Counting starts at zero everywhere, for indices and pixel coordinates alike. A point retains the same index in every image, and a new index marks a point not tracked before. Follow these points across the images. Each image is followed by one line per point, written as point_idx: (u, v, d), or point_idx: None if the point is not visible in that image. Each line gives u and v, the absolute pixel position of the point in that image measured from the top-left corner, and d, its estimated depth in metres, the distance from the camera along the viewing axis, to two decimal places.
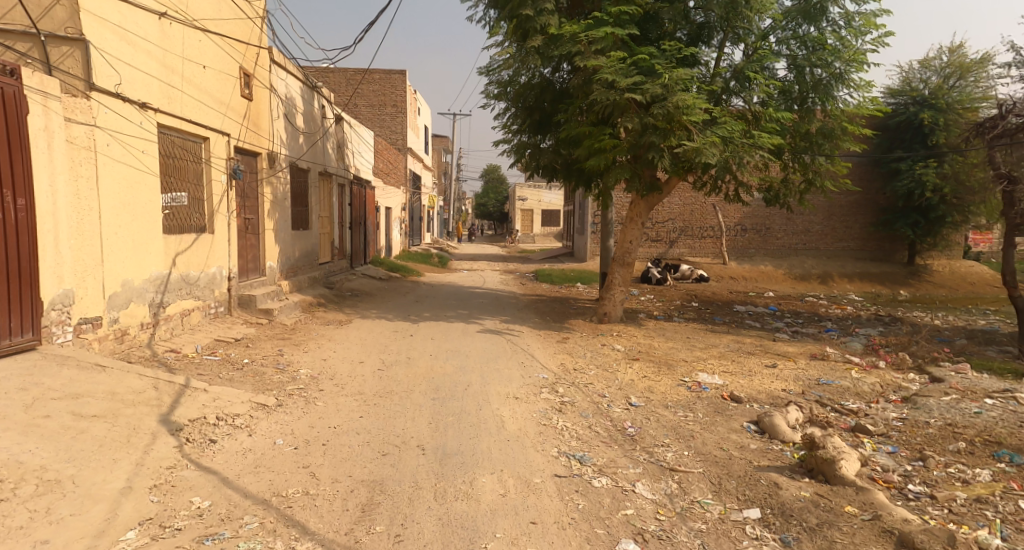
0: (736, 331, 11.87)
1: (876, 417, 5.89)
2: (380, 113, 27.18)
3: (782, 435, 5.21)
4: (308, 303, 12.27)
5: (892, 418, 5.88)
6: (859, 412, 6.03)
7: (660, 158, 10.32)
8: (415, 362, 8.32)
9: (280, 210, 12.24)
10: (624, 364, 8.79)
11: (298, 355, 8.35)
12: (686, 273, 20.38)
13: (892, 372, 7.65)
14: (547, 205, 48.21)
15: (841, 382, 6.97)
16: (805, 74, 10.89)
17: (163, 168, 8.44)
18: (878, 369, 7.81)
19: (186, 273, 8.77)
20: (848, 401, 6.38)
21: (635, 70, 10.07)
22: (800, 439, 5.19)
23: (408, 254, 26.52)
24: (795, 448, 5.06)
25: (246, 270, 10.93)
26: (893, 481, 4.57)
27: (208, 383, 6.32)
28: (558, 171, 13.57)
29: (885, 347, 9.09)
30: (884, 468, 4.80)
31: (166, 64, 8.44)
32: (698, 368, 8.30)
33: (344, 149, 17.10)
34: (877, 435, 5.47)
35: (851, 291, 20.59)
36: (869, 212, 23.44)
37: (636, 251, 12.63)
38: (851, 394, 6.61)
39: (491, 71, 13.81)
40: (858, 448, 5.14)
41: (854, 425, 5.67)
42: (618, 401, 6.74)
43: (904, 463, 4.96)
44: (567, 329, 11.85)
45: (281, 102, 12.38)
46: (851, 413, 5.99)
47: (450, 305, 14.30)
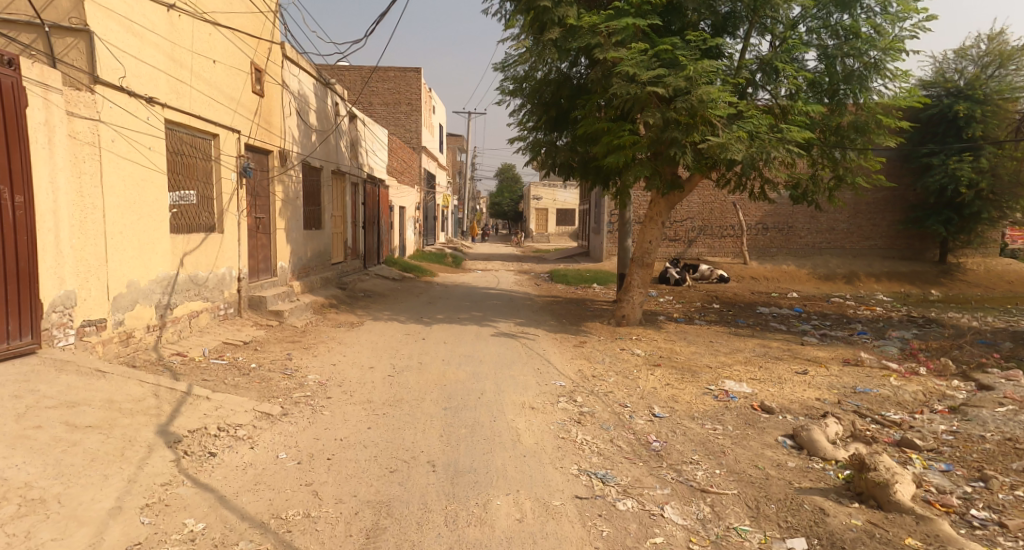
0: (760, 334, 11.47)
1: (923, 430, 5.54)
2: (395, 112, 27.02)
3: (822, 452, 4.90)
4: (320, 305, 12.02)
5: (941, 432, 5.52)
6: (902, 424, 5.70)
7: (682, 154, 10.13)
8: (426, 368, 8.02)
9: (292, 210, 12.01)
10: (645, 370, 8.44)
11: (308, 360, 8.08)
12: (706, 273, 20.00)
13: (934, 379, 7.33)
14: (563, 204, 47.86)
15: (880, 390, 6.74)
16: (838, 64, 10.58)
17: (170, 166, 8.16)
18: (919, 376, 7.52)
19: (194, 273, 8.45)
20: (889, 412, 6.11)
21: (657, 61, 9.83)
22: (842, 457, 4.88)
23: (422, 254, 26.33)
24: (838, 468, 4.75)
25: (257, 271, 10.68)
26: (953, 506, 4.21)
27: (212, 390, 6.05)
28: (574, 169, 13.26)
29: (925, 352, 8.71)
30: (940, 490, 4.43)
31: (174, 58, 8.16)
32: (723, 377, 7.95)
33: (358, 148, 16.87)
34: (926, 451, 5.09)
35: (879, 291, 20.04)
36: (896, 210, 22.75)
37: (655, 251, 12.24)
38: (892, 403, 6.38)
39: (506, 66, 13.52)
40: (907, 466, 4.78)
41: (900, 439, 5.31)
42: (640, 412, 6.39)
43: (962, 483, 4.57)
44: (584, 333, 11.50)
45: (294, 98, 12.16)
46: (893, 425, 5.68)
47: (464, 307, 14.00)
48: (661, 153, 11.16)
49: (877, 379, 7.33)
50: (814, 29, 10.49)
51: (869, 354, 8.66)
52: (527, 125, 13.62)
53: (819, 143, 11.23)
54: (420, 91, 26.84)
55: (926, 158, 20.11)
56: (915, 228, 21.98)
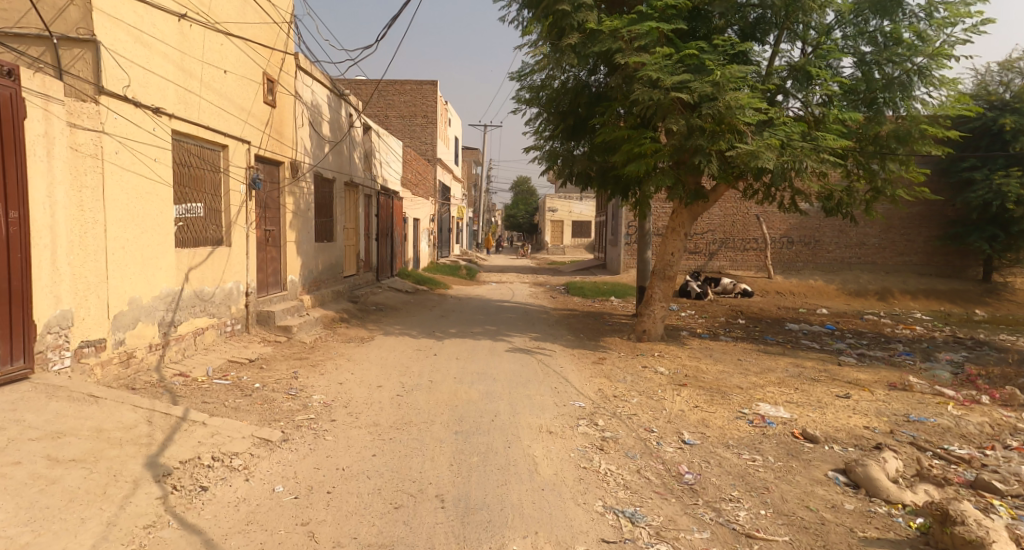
0: (792, 355, 10.97)
1: (1001, 471, 5.13)
2: (411, 124, 26.84)
3: (884, 495, 4.45)
4: (330, 319, 11.65)
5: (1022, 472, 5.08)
6: (973, 462, 5.39)
7: (707, 163, 9.82)
8: (437, 387, 7.57)
9: (303, 221, 11.67)
10: (670, 390, 7.96)
11: (315, 379, 7.66)
12: (728, 287, 19.42)
13: (999, 409, 7.05)
14: (578, 215, 47.48)
15: (939, 420, 6.49)
16: (877, 70, 10.31)
17: (177, 178, 7.54)
18: (981, 405, 7.27)
19: (200, 288, 7.91)
20: (954, 446, 5.80)
21: (682, 66, 9.54)
22: (910, 501, 4.39)
23: (436, 266, 26.06)
24: (908, 514, 4.26)
25: (266, 285, 10.31)
26: None
27: (210, 414, 5.64)
28: (592, 179, 12.86)
29: (984, 378, 8.52)
30: None
31: (184, 68, 7.54)
32: (755, 401, 7.43)
33: (372, 160, 16.55)
34: (1010, 496, 4.61)
35: (916, 309, 19.37)
36: (935, 224, 22.18)
37: (677, 263, 11.76)
38: (955, 436, 6.10)
39: (522, 75, 13.21)
40: (992, 515, 4.29)
41: (975, 481, 4.84)
42: (668, 438, 5.90)
43: None
44: (602, 348, 11.03)
45: (307, 109, 11.78)
46: (960, 462, 5.40)
47: (478, 320, 13.57)
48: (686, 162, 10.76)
49: (931, 405, 7.18)
50: (850, 32, 10.31)
51: (919, 378, 8.55)
52: (542, 134, 13.26)
53: (855, 153, 10.91)
54: (436, 103, 26.59)
55: (969, 174, 19.54)
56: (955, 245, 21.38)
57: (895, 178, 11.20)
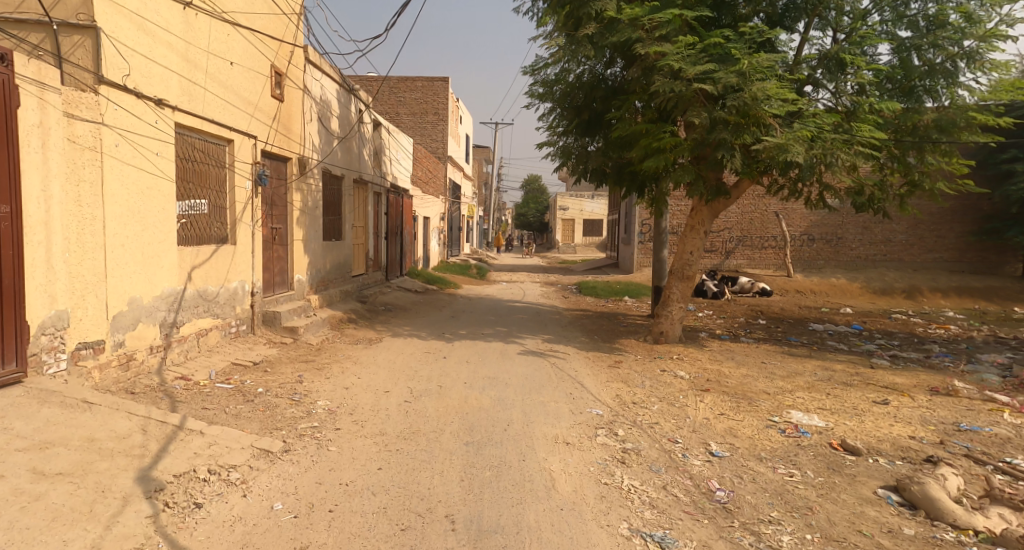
0: (819, 358, 10.53)
1: None
2: (422, 121, 26.53)
3: (954, 520, 4.20)
4: (338, 320, 11.34)
5: None
6: None
7: (730, 157, 9.54)
8: (447, 393, 7.23)
9: (311, 219, 11.38)
10: (691, 396, 7.58)
11: (320, 384, 7.34)
12: (746, 286, 19.06)
13: None
14: (590, 214, 47.03)
15: (994, 430, 6.27)
16: (918, 56, 9.87)
17: (180, 173, 7.23)
18: None
19: (203, 288, 7.59)
20: (1014, 459, 5.54)
21: (705, 56, 9.30)
22: (985, 528, 4.15)
23: (447, 265, 25.74)
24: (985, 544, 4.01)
25: (273, 284, 10.00)
26: None
27: (210, 422, 5.31)
28: (608, 176, 12.40)
29: None
30: None
31: (189, 59, 7.21)
32: (782, 409, 7.06)
33: (381, 157, 16.23)
34: None
35: (946, 307, 18.84)
36: (970, 220, 21.71)
37: (696, 263, 11.36)
38: (1013, 446, 5.87)
39: (535, 69, 12.90)
40: None
41: None
42: (694, 450, 5.55)
43: None
44: (619, 350, 10.64)
45: (316, 104, 11.46)
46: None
47: (488, 321, 13.24)
48: (707, 157, 10.42)
49: (983, 413, 6.95)
50: (888, 18, 9.85)
51: (967, 383, 8.36)
52: (556, 129, 12.92)
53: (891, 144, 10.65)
54: (447, 100, 26.27)
55: (1010, 165, 18.91)
56: (993, 240, 20.93)
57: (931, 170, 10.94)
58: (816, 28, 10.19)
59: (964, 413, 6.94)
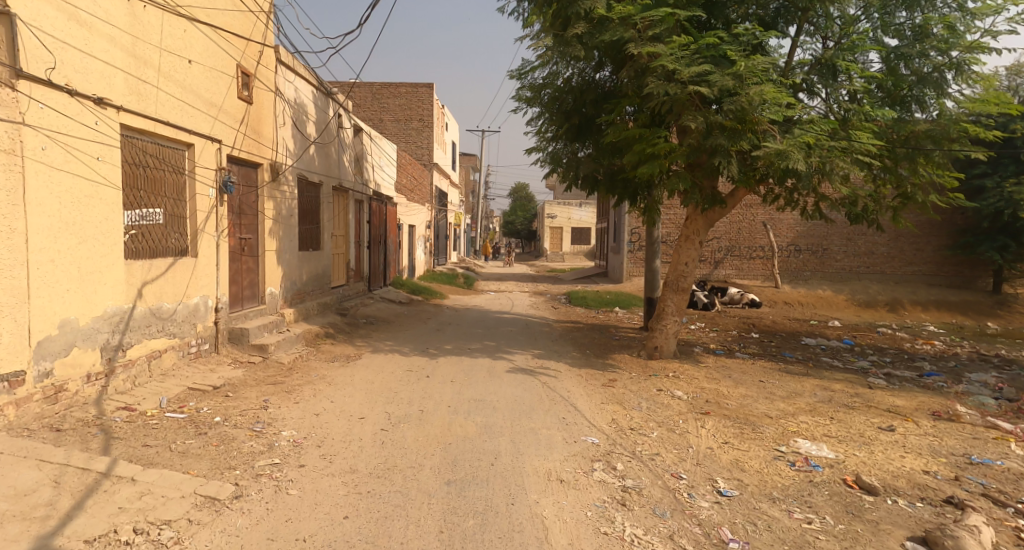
0: (815, 376, 10.00)
1: None
2: (406, 128, 25.94)
3: None
4: (313, 335, 10.69)
5: None
6: None
7: (727, 164, 9.03)
8: (429, 419, 6.61)
9: (286, 228, 10.75)
10: (691, 421, 7.01)
11: (285, 410, 6.67)
12: (735, 297, 18.55)
13: None
14: (577, 222, 46.55)
15: (1005, 463, 5.74)
16: (907, 65, 9.36)
17: (129, 180, 6.63)
18: None
19: (156, 305, 6.97)
20: None
21: (700, 57, 8.78)
22: None
23: (433, 274, 25.11)
24: None
25: (241, 299, 9.34)
26: None
27: (147, 464, 4.69)
28: (599, 183, 11.82)
29: None
30: None
31: (137, 55, 6.59)
32: (790, 435, 6.49)
33: (363, 163, 15.60)
34: None
35: (927, 321, 18.49)
36: (945, 233, 21.43)
37: (692, 275, 10.82)
38: None
39: (522, 73, 12.39)
40: None
41: None
42: (700, 488, 4.97)
43: None
44: (612, 367, 10.07)
45: (290, 107, 10.85)
46: None
47: (474, 335, 12.61)
48: (704, 164, 9.88)
49: (989, 443, 6.40)
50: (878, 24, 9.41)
51: (967, 407, 7.83)
52: (544, 134, 12.39)
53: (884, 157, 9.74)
54: (432, 107, 25.67)
55: (979, 180, 18.56)
56: (964, 255, 20.52)
57: (919, 181, 10.11)
58: (800, 39, 9.78)
59: (971, 442, 6.38)
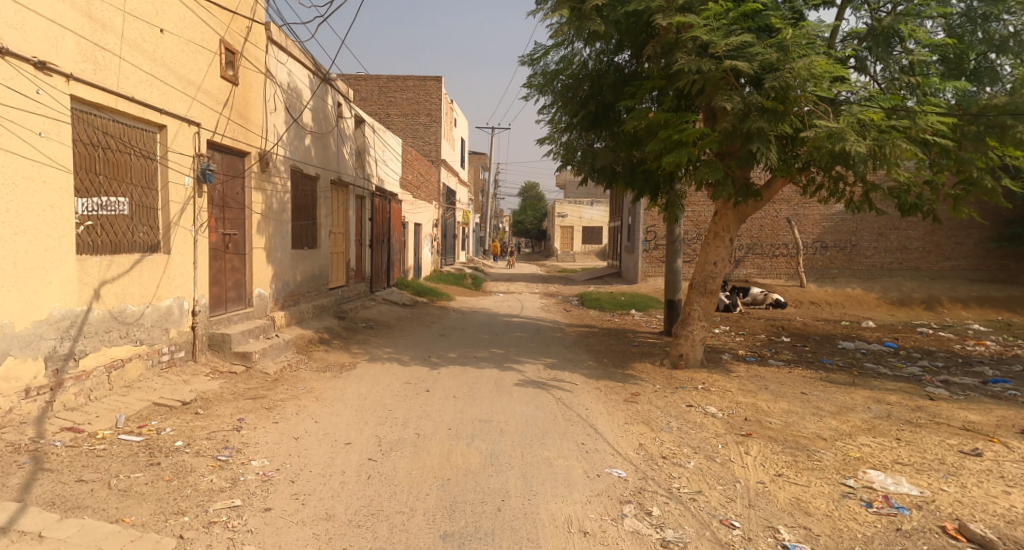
0: (863, 386, 8.99)
1: None
2: (413, 122, 25.00)
3: None
4: (306, 342, 9.76)
5: None
6: None
7: (766, 151, 8.06)
8: (426, 447, 5.70)
9: (277, 224, 9.83)
10: (733, 447, 6.08)
11: (262, 432, 5.72)
12: (758, 297, 17.54)
13: None
14: (589, 221, 45.60)
15: None
16: (980, 27, 8.69)
17: (86, 161, 5.76)
18: None
19: (119, 308, 6.05)
20: None
21: (738, 28, 7.93)
22: None
23: (440, 274, 24.19)
24: None
25: (224, 300, 8.41)
26: None
27: (65, 515, 3.87)
28: (617, 176, 10.74)
29: None
30: None
31: (95, 17, 5.70)
32: (852, 462, 5.63)
33: (365, 156, 14.67)
34: None
35: (970, 318, 17.35)
36: (989, 224, 20.40)
37: (720, 276, 9.83)
38: None
39: (536, 58, 11.57)
40: None
41: None
42: (760, 543, 4.05)
43: None
44: (634, 378, 9.10)
45: (283, 92, 9.92)
46: None
47: (483, 341, 11.66)
48: (737, 153, 8.93)
49: None
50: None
51: None
52: (558, 124, 11.41)
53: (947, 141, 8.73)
54: (441, 101, 24.79)
55: None
56: (1015, 246, 19.61)
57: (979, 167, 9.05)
58: (844, 10, 8.92)
59: None
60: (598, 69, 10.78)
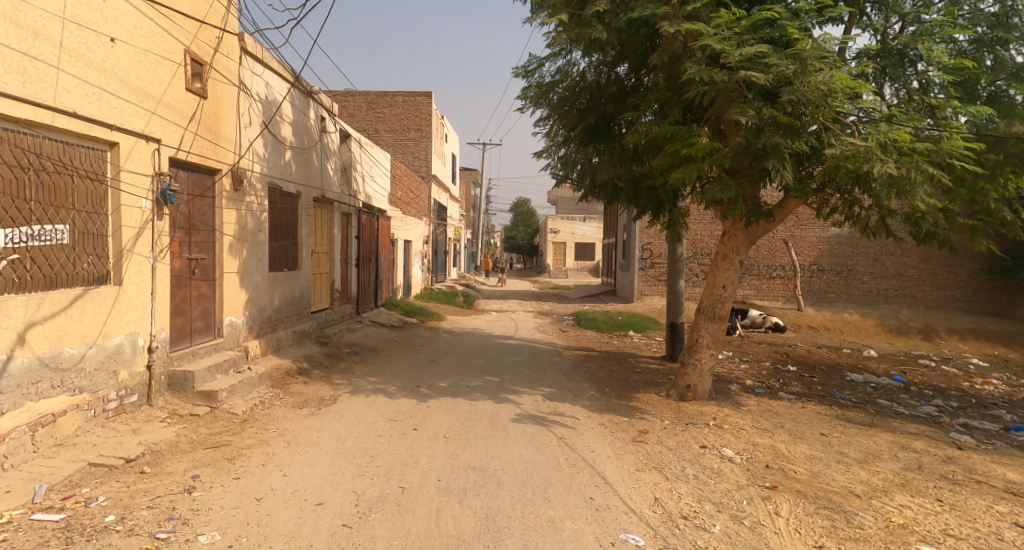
0: (882, 428, 8.27)
1: None
2: (403, 138, 24.33)
3: None
4: (282, 374, 8.99)
5: None
6: None
7: (782, 169, 7.31)
8: (411, 506, 4.92)
9: (252, 245, 9.06)
10: (760, 505, 5.47)
11: (214, 497, 4.99)
12: (757, 320, 16.95)
13: None
14: (581, 238, 44.99)
15: None
16: (992, 52, 8.06)
17: (11, 186, 5.05)
18: None
19: (51, 353, 5.35)
20: None
21: (752, 36, 7.26)
22: None
23: (429, 293, 23.45)
24: None
25: (188, 332, 7.65)
26: None
27: None
28: (620, 192, 10.06)
29: None
30: None
31: (22, 23, 4.99)
32: (894, 529, 5.10)
33: (350, 172, 13.92)
34: None
35: (967, 351, 16.71)
36: (979, 257, 19.82)
37: (730, 300, 9.15)
38: None
39: (530, 71, 10.96)
40: None
41: None
42: None
43: None
44: (638, 412, 8.40)
45: (259, 105, 9.17)
46: None
47: (476, 368, 10.89)
48: (748, 170, 8.24)
49: None
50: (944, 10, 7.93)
51: None
52: (555, 137, 10.72)
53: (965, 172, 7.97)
54: (431, 116, 24.15)
55: None
56: (1006, 280, 19.00)
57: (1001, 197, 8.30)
58: (853, 27, 8.33)
59: None
60: (597, 80, 10.12)
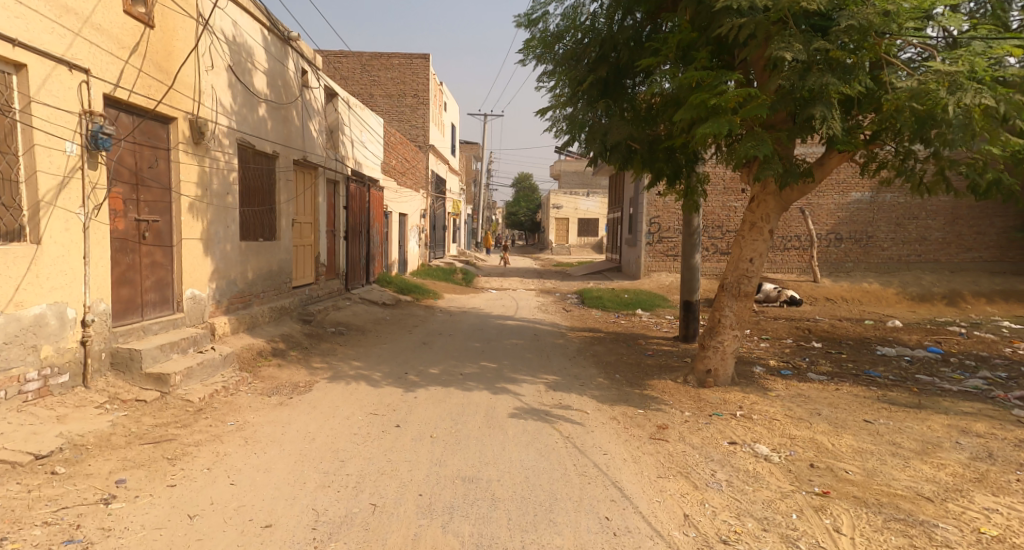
0: (934, 410, 7.25)
1: None
2: (399, 104, 23.10)
3: None
4: (253, 355, 7.93)
5: None
6: None
7: (829, 117, 6.28)
8: (382, 531, 3.94)
9: (219, 210, 7.95)
10: (815, 516, 4.49)
11: (135, 512, 3.99)
12: (771, 294, 15.88)
13: None
14: (585, 213, 43.87)
15: None
16: None
17: None
18: None
19: None
20: None
21: None
22: None
23: (427, 269, 22.37)
24: None
25: (139, 305, 6.60)
26: None
27: None
28: (634, 155, 8.87)
29: None
30: None
31: None
32: (991, 545, 4.14)
33: (336, 136, 12.80)
34: None
35: (996, 315, 15.45)
36: (1011, 214, 18.51)
37: (758, 274, 8.08)
38: None
39: (533, 19, 9.83)
40: None
41: None
42: None
43: None
44: (653, 402, 7.39)
45: (226, 47, 8.08)
46: None
47: (472, 351, 9.88)
48: (784, 124, 7.17)
49: None
50: None
51: None
52: (560, 96, 9.48)
53: None
54: (428, 81, 22.87)
55: None
56: None
57: None
58: None
59: None
60: (610, 28, 8.94)
